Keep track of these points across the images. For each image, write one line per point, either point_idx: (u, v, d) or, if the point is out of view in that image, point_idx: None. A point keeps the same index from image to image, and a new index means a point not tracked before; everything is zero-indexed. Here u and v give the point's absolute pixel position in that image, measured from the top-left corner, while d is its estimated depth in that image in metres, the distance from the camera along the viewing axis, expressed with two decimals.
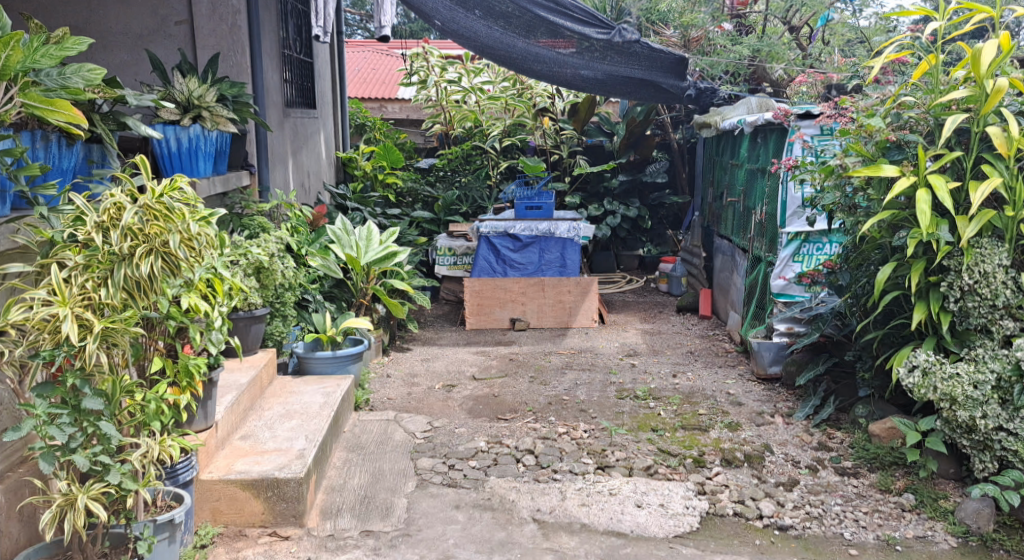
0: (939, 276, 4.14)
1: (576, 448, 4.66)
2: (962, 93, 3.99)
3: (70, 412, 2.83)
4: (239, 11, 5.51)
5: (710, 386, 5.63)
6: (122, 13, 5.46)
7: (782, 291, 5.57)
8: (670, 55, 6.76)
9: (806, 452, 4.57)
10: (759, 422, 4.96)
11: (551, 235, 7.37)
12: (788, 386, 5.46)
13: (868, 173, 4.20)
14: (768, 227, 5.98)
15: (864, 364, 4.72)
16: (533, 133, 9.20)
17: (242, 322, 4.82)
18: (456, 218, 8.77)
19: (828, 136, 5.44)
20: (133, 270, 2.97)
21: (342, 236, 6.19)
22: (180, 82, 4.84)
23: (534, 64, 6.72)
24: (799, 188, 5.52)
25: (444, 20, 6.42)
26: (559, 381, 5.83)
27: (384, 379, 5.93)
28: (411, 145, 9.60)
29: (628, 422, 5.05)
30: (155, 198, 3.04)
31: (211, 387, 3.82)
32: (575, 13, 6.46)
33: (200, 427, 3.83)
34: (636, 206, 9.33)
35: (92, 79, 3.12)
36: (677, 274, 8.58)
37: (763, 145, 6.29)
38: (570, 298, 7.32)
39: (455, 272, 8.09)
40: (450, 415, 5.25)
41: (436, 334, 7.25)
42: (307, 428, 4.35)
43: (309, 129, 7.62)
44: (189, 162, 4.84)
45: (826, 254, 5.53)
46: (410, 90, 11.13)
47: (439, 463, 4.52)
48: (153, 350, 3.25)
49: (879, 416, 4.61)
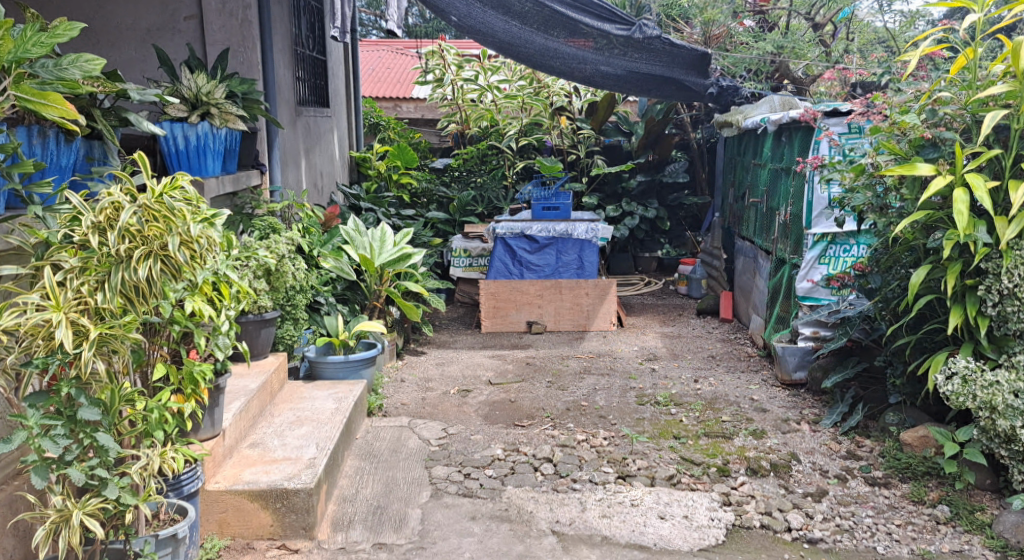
0: (976, 279, 3.95)
1: (596, 456, 4.52)
2: (1000, 87, 3.80)
3: (65, 423, 2.71)
4: (250, 5, 5.40)
5: (733, 391, 5.45)
6: (130, 8, 5.41)
7: (807, 294, 5.40)
8: (691, 51, 6.66)
9: (835, 461, 4.39)
10: (784, 429, 4.78)
11: (569, 236, 7.25)
12: (813, 392, 5.28)
13: (902, 172, 4.01)
14: (792, 228, 5.81)
15: (895, 370, 4.50)
16: (549, 133, 9.07)
17: (252, 325, 4.70)
18: (471, 218, 8.63)
19: (856, 136, 5.22)
20: (131, 274, 2.87)
21: (355, 237, 6.07)
22: (188, 78, 4.75)
23: (552, 60, 6.55)
24: (825, 188, 5.33)
25: (460, 16, 6.21)
26: (577, 386, 5.68)
27: (398, 384, 5.80)
28: (425, 145, 9.56)
29: (649, 429, 4.89)
30: (155, 198, 2.93)
31: (218, 394, 3.70)
32: (592, 9, 6.36)
33: (206, 435, 3.71)
34: (654, 208, 9.17)
35: (90, 70, 3.06)
36: (696, 276, 8.39)
37: (787, 143, 6.12)
38: (587, 301, 7.15)
39: (471, 274, 7.94)
40: (466, 421, 5.11)
41: (451, 337, 7.09)
42: (318, 436, 4.24)
43: (321, 128, 7.51)
44: (197, 160, 4.75)
45: (854, 256, 5.35)
46: (425, 90, 11.05)
47: (454, 471, 4.38)
48: (156, 356, 3.17)
49: (911, 424, 4.44)
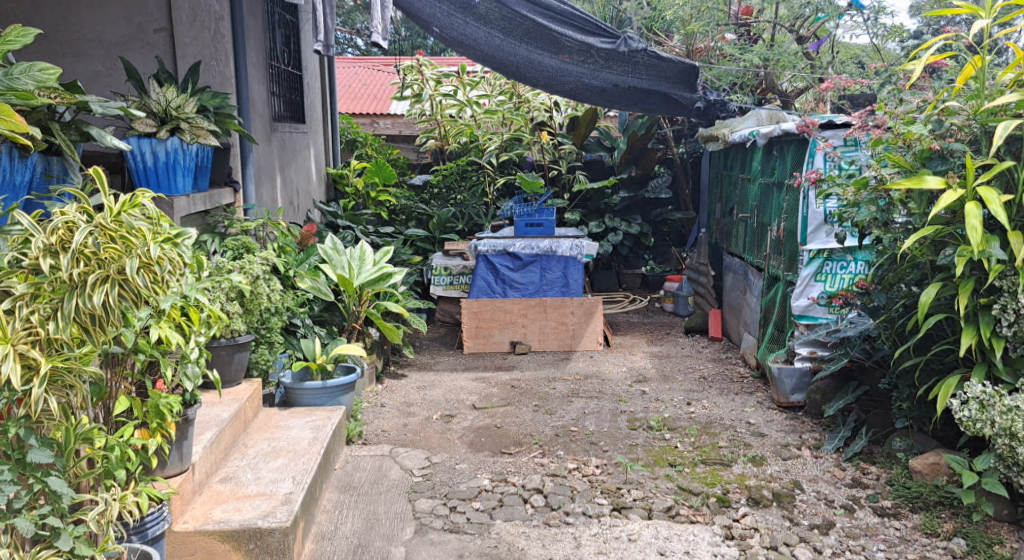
0: (990, 298, 3.77)
1: (589, 486, 4.29)
2: (1011, 97, 3.64)
3: (13, 467, 2.44)
4: (222, 17, 5.22)
5: (728, 414, 5.24)
6: (97, 19, 5.15)
7: (804, 312, 5.21)
8: (679, 63, 6.46)
9: (840, 490, 4.18)
10: (785, 455, 4.57)
11: (553, 253, 7.15)
12: (812, 415, 5.05)
13: (910, 185, 3.84)
14: (786, 244, 5.61)
15: (901, 394, 4.31)
16: (530, 148, 8.90)
17: (224, 350, 4.46)
18: (451, 235, 8.38)
19: (853, 149, 5.09)
20: (86, 301, 2.60)
21: (333, 256, 5.81)
22: (156, 91, 4.55)
23: (534, 72, 6.34)
24: (820, 203, 5.15)
25: (441, 27, 6.09)
26: (565, 410, 5.44)
27: (379, 410, 5.54)
28: (404, 161, 9.34)
29: (643, 456, 4.66)
30: (112, 217, 2.68)
31: (187, 426, 3.45)
32: (576, 22, 6.17)
33: (173, 471, 3.46)
34: (638, 224, 8.98)
35: (43, 79, 2.83)
36: (683, 294, 8.20)
37: (779, 157, 5.93)
38: (573, 320, 6.93)
39: (451, 292, 7.68)
40: (450, 449, 4.86)
41: (432, 359, 6.85)
42: (295, 469, 4.00)
43: (297, 145, 7.26)
44: (166, 177, 4.55)
45: (851, 273, 5.19)
46: (402, 107, 10.87)
47: (439, 505, 4.13)
48: (118, 389, 2.96)
49: (919, 450, 4.24)
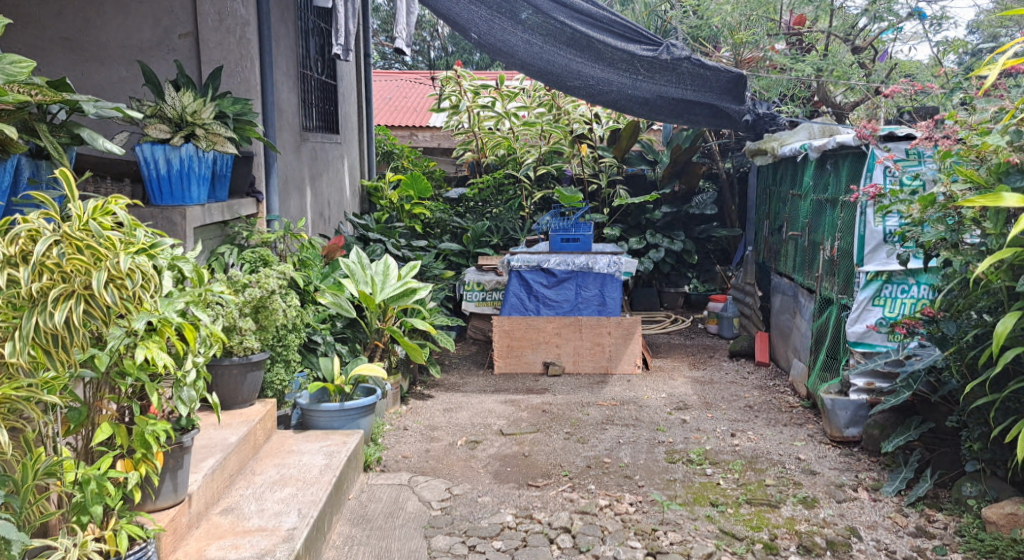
0: None
1: (622, 527, 3.91)
2: None
3: None
4: (248, 22, 4.95)
5: (776, 448, 4.82)
6: (117, 23, 4.95)
7: (860, 339, 4.79)
8: (725, 73, 6.00)
9: (902, 540, 3.75)
10: (839, 498, 4.15)
11: (589, 270, 6.66)
12: (869, 452, 4.62)
13: (985, 203, 3.19)
14: (841, 264, 5.19)
15: (972, 433, 3.91)
16: (569, 161, 8.53)
17: (236, 370, 4.18)
18: (485, 249, 8.06)
19: (915, 163, 4.62)
20: (46, 319, 2.40)
21: (356, 270, 5.50)
22: (173, 95, 4.29)
23: (572, 80, 6.04)
24: (879, 221, 4.73)
25: (480, 33, 5.77)
26: (598, 439, 5.06)
27: (401, 433, 5.22)
28: (440, 173, 9.07)
29: (681, 494, 4.27)
30: (79, 226, 2.48)
31: (183, 454, 3.14)
32: (615, 29, 5.76)
33: (165, 504, 3.14)
34: (680, 240, 8.57)
35: (14, 73, 2.68)
36: (728, 314, 7.78)
37: (833, 172, 5.52)
38: (609, 340, 6.56)
39: (484, 308, 7.33)
40: (473, 479, 4.52)
41: (461, 379, 6.51)
42: (301, 500, 3.68)
43: (330, 155, 7.02)
44: (180, 185, 4.29)
45: (913, 298, 4.72)
46: (442, 119, 10.63)
47: (457, 543, 3.79)
48: (101, 415, 2.67)
49: (993, 497, 3.80)
